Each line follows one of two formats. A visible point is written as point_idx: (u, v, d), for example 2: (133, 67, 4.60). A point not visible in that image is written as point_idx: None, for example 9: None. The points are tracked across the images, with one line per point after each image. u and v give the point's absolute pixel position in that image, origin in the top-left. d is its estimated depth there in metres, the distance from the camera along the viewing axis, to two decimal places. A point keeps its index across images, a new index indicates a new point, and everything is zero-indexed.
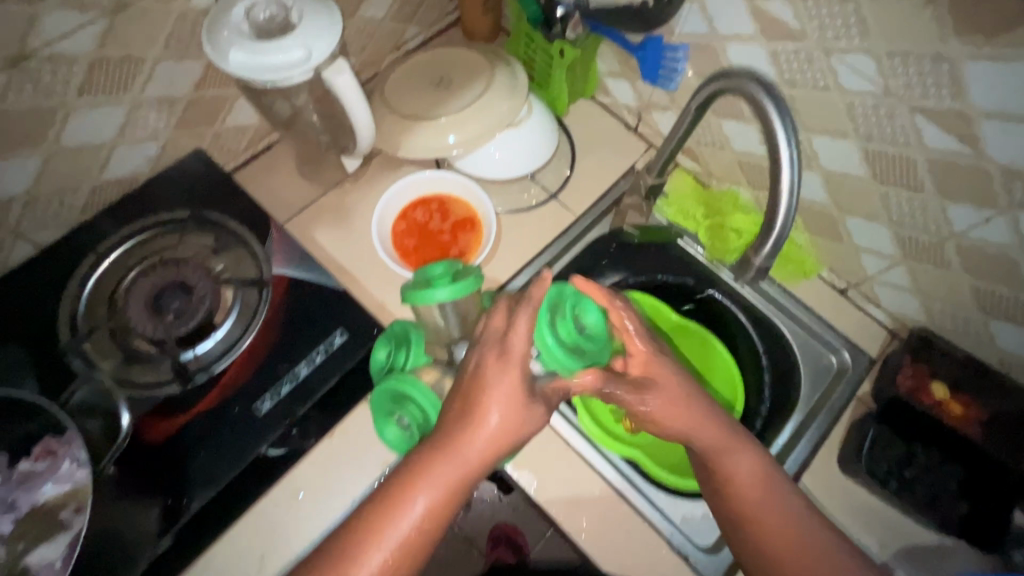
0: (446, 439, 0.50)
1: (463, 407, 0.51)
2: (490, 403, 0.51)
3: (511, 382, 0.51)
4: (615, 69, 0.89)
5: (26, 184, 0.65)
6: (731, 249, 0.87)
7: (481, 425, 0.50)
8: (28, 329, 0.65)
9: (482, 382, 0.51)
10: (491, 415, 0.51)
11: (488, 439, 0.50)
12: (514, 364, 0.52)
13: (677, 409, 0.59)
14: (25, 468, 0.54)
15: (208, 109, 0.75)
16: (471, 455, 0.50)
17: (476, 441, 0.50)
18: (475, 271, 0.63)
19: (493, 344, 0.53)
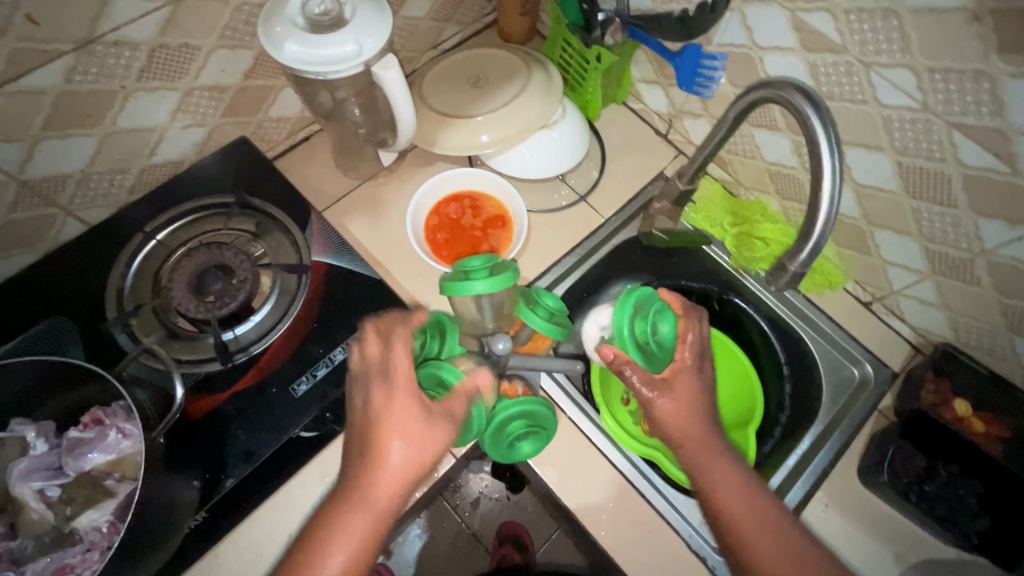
0: (366, 473, 0.54)
1: (369, 446, 0.54)
2: (387, 437, 0.54)
3: (406, 415, 0.54)
4: (649, 75, 0.91)
5: (82, 163, 0.67)
6: (759, 257, 0.88)
7: (384, 463, 0.54)
8: (77, 303, 0.67)
9: (374, 421, 0.55)
10: (392, 449, 0.54)
11: (389, 477, 0.54)
12: (399, 388, 0.55)
13: (679, 414, 0.65)
14: (73, 436, 0.56)
15: (255, 98, 0.77)
16: (383, 496, 0.53)
17: (382, 474, 0.54)
18: (512, 264, 0.64)
19: (376, 376, 0.56)
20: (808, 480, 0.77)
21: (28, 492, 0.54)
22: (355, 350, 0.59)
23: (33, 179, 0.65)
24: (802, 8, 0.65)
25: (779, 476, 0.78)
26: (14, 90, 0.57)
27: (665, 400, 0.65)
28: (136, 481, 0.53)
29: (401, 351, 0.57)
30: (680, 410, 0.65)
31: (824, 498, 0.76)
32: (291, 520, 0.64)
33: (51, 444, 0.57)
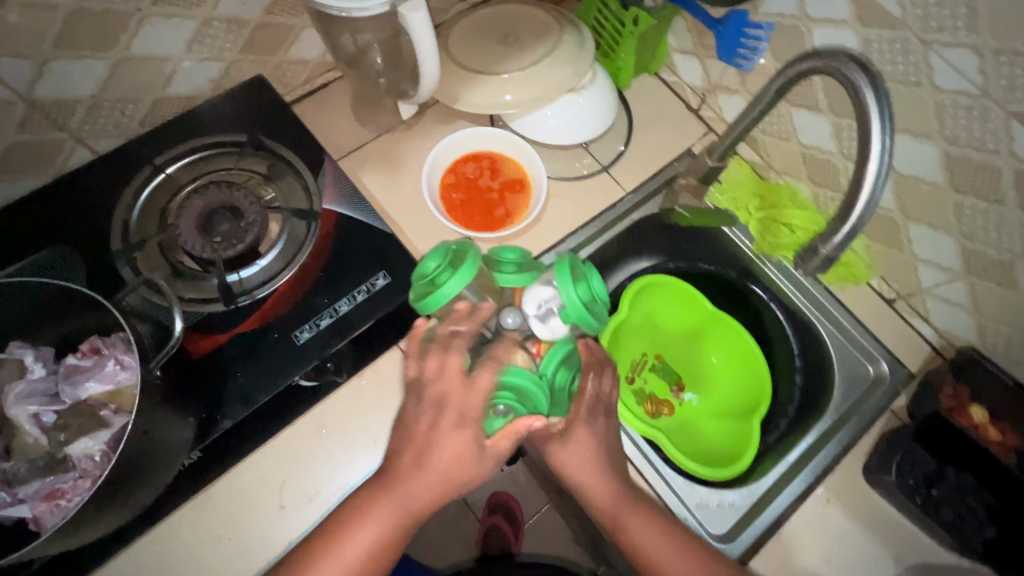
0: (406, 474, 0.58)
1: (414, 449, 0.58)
2: (444, 442, 0.57)
3: (457, 427, 0.57)
4: (687, 46, 0.88)
5: (93, 88, 0.65)
6: (782, 245, 0.85)
7: (436, 462, 0.57)
8: (82, 233, 0.66)
9: (439, 423, 0.57)
10: (443, 453, 0.57)
11: (443, 477, 0.57)
12: (475, 398, 0.56)
13: (580, 467, 0.65)
14: (71, 363, 0.55)
15: (276, 35, 0.74)
16: (427, 492, 0.57)
17: (428, 474, 0.57)
18: (471, 249, 0.59)
19: (455, 385, 0.57)
20: (811, 474, 0.75)
21: (24, 416, 0.53)
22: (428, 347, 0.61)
23: (44, 100, 0.63)
24: None
25: (779, 470, 0.77)
26: (22, 1, 0.55)
27: (578, 456, 0.65)
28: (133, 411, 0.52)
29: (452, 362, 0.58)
30: (585, 458, 0.65)
31: (825, 493, 0.75)
32: (284, 469, 0.64)
33: (49, 370, 0.56)
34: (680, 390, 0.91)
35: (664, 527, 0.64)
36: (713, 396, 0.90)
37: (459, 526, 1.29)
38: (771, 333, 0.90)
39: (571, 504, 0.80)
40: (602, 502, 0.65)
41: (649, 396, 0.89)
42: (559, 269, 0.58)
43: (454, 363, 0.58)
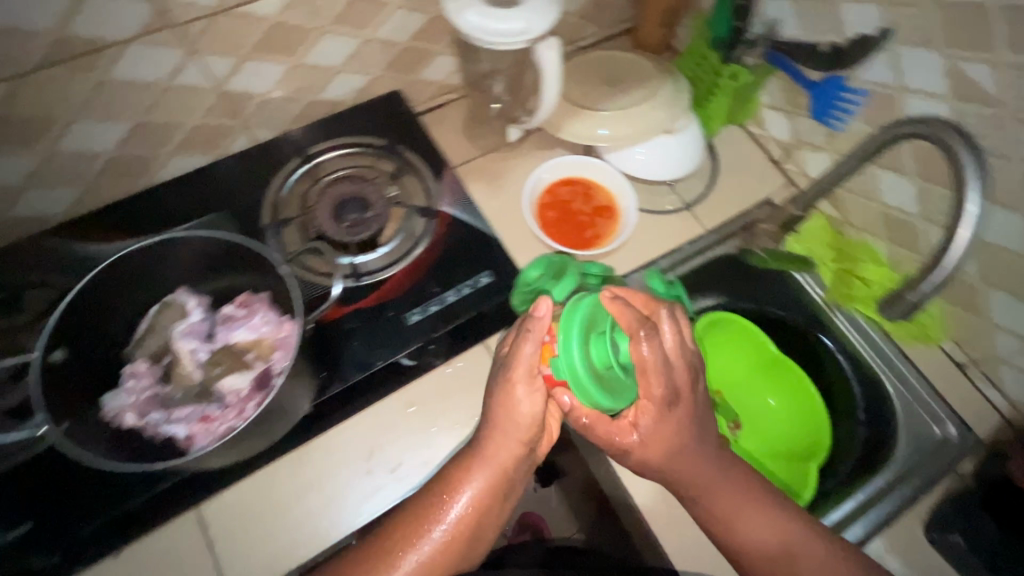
0: (473, 486, 0.59)
1: (481, 473, 0.60)
2: (512, 400, 0.59)
3: (525, 392, 0.59)
4: (778, 103, 0.94)
5: (268, 86, 0.77)
6: (856, 298, 0.87)
7: (512, 419, 0.59)
8: (238, 205, 0.77)
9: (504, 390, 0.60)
10: (519, 408, 0.59)
11: (524, 430, 0.59)
12: (526, 379, 0.58)
13: (658, 452, 0.61)
14: (226, 312, 0.65)
15: (416, 57, 0.85)
16: (508, 447, 0.60)
17: (509, 430, 0.59)
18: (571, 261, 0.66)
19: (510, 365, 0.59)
20: (869, 522, 0.76)
21: (185, 350, 0.62)
22: (506, 378, 0.59)
23: (232, 90, 0.75)
24: (962, 57, 0.66)
25: (840, 511, 0.78)
26: (242, 12, 0.67)
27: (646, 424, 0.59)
28: (282, 355, 0.61)
29: (534, 399, 0.59)
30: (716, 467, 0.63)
31: (882, 545, 0.76)
32: (375, 437, 0.69)
33: (204, 315, 0.65)
34: (737, 425, 0.91)
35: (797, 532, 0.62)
36: (757, 435, 0.91)
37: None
38: (833, 383, 0.92)
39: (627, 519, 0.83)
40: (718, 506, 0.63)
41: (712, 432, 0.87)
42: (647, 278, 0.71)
43: (545, 403, 0.60)
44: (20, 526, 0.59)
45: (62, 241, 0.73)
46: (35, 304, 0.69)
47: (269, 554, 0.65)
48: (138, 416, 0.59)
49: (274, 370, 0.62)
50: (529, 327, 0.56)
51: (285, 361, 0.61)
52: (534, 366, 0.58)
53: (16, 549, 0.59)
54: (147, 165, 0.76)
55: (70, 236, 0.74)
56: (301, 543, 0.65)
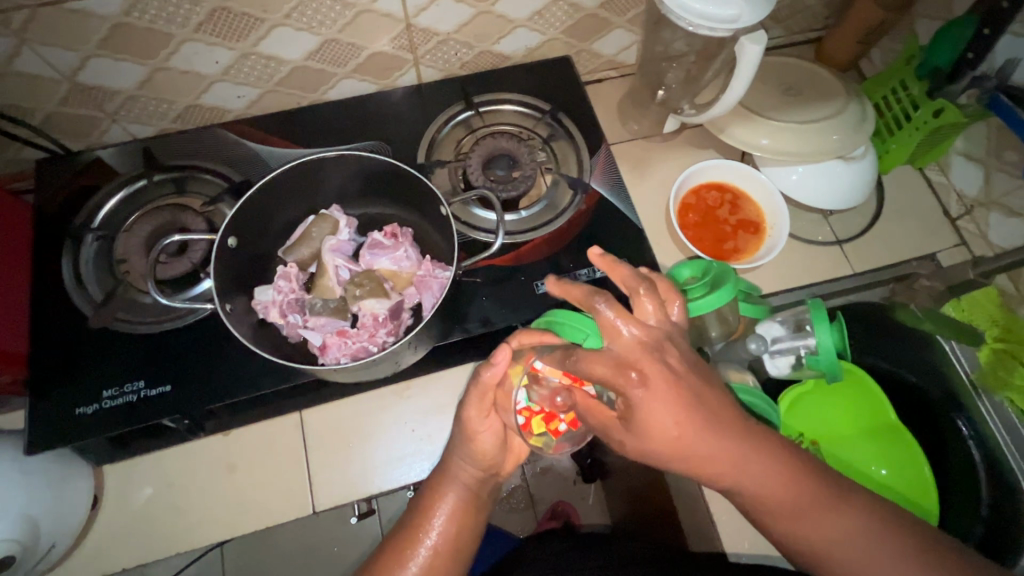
0: (444, 512, 0.59)
1: (451, 491, 0.60)
2: (478, 427, 0.59)
3: (484, 419, 0.59)
4: (975, 151, 0.85)
5: (452, 28, 0.76)
6: (1011, 385, 0.77)
7: (480, 440, 0.60)
8: (395, 138, 0.78)
9: (464, 424, 0.60)
10: (484, 429, 0.59)
11: (492, 449, 0.61)
12: (492, 411, 0.59)
13: (662, 425, 0.47)
14: (374, 238, 0.66)
15: (598, 26, 0.82)
16: (482, 460, 0.61)
17: (478, 449, 0.60)
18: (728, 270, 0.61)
19: (478, 399, 0.58)
20: None
21: (330, 264, 0.65)
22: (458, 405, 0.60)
23: (418, 26, 0.74)
24: None
25: None
26: None
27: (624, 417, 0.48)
28: (432, 295, 0.64)
29: (490, 428, 0.60)
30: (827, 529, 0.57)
31: None
32: None
33: (351, 237, 0.67)
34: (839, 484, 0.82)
35: None
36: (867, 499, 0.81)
37: (521, 518, 1.29)
38: (954, 467, 0.84)
39: (696, 542, 0.80)
40: (774, 504, 0.51)
41: None
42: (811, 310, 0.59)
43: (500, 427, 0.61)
44: (159, 387, 0.62)
45: (233, 135, 0.76)
46: (202, 188, 0.73)
47: (357, 473, 0.69)
48: (280, 315, 0.62)
49: (407, 304, 0.65)
50: (484, 373, 0.56)
51: (432, 303, 0.63)
52: (489, 398, 0.58)
53: (139, 407, 0.61)
54: (321, 81, 0.78)
55: (240, 133, 0.77)
56: (387, 471, 0.69)
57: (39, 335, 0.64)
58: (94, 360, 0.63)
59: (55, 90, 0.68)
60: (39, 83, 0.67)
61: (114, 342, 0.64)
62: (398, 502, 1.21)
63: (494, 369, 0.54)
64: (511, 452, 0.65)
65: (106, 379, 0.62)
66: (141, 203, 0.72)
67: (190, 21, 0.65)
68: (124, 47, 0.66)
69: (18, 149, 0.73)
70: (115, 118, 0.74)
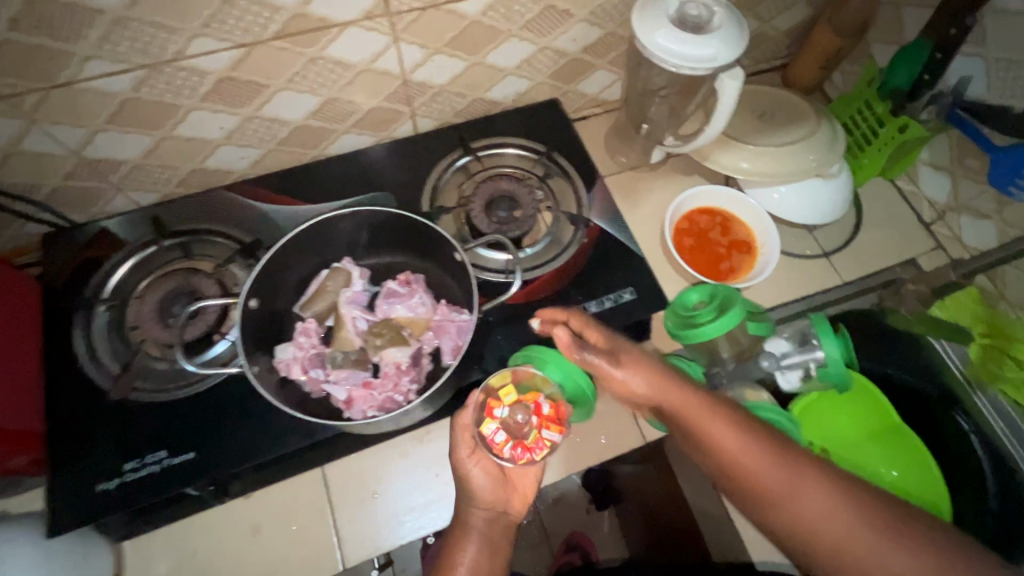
0: (464, 556, 0.62)
1: (467, 540, 0.63)
2: (468, 467, 0.63)
3: (476, 462, 0.63)
4: (941, 161, 0.91)
5: (446, 80, 0.80)
6: (1003, 377, 0.81)
7: (476, 482, 0.64)
8: (399, 187, 0.81)
9: (461, 472, 0.64)
10: (473, 469, 0.63)
11: (491, 485, 0.64)
12: (481, 457, 0.63)
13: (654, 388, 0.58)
14: (389, 287, 0.68)
15: (581, 69, 0.87)
16: (485, 498, 0.64)
17: (475, 492, 0.64)
18: (736, 294, 0.63)
19: (466, 442, 0.63)
20: None
21: (348, 317, 0.65)
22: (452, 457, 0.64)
23: (414, 80, 0.77)
24: None
25: None
26: (448, 9, 0.69)
27: (638, 382, 0.57)
28: (444, 340, 0.65)
29: (482, 468, 0.64)
30: None
31: None
32: None
33: (365, 287, 0.69)
34: None
35: None
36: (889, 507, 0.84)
37: (536, 554, 1.27)
38: (961, 466, 0.86)
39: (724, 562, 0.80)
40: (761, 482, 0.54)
41: None
42: (816, 323, 0.62)
43: (492, 468, 0.64)
44: (183, 455, 0.61)
45: (239, 196, 0.78)
46: (212, 250, 0.74)
47: (385, 523, 0.68)
48: (302, 370, 0.63)
49: (425, 349, 0.66)
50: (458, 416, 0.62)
51: (455, 347, 0.65)
52: (470, 441, 0.62)
53: (163, 477, 0.60)
54: (323, 137, 0.80)
55: (245, 194, 0.78)
56: (414, 520, 0.69)
57: (56, 412, 0.63)
58: (113, 434, 0.62)
59: (61, 165, 0.69)
60: (46, 160, 0.68)
61: (132, 413, 0.63)
62: (411, 550, 1.18)
63: (470, 412, 0.62)
64: (517, 491, 0.67)
65: (127, 451, 0.61)
66: (151, 270, 0.72)
67: (197, 92, 0.67)
68: (132, 120, 0.67)
69: (20, 225, 0.73)
70: (120, 187, 0.75)
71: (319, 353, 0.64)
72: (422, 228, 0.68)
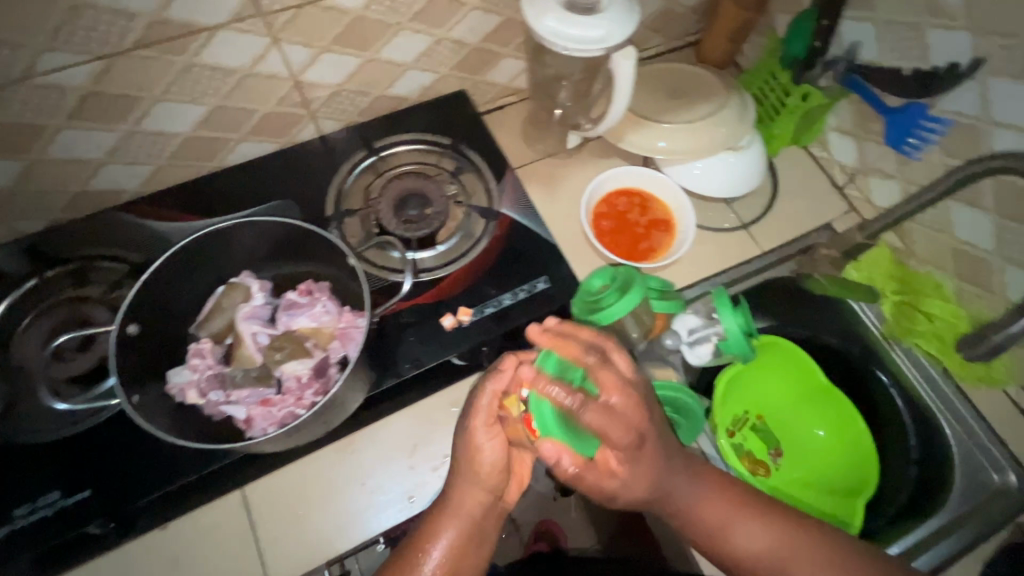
0: (442, 541, 0.58)
1: (451, 526, 0.58)
2: (483, 441, 0.59)
3: (490, 434, 0.59)
4: (846, 126, 0.91)
5: (341, 79, 0.77)
6: (916, 331, 0.84)
7: (482, 461, 0.59)
8: (304, 194, 0.78)
9: (469, 444, 0.59)
10: (485, 446, 0.59)
11: (497, 465, 0.60)
12: (499, 429, 0.59)
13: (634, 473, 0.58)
14: (290, 298, 0.66)
15: (485, 58, 0.85)
16: (487, 478, 0.60)
17: (476, 471, 0.59)
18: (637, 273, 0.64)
19: (489, 411, 0.58)
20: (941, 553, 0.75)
21: (247, 333, 0.64)
22: (461, 423, 0.61)
23: (306, 82, 0.74)
24: None
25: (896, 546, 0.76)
26: (325, 6, 0.66)
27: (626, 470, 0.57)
28: (347, 348, 0.64)
29: (494, 445, 0.60)
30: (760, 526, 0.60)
31: None
32: (419, 431, 0.71)
33: (267, 300, 0.67)
34: (778, 454, 0.88)
35: None
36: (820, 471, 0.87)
37: None
38: (886, 421, 0.89)
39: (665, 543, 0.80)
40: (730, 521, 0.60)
41: (747, 453, 0.85)
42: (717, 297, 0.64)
43: (504, 448, 0.60)
44: (78, 494, 0.59)
45: (130, 217, 0.74)
46: (102, 275, 0.70)
47: (306, 542, 0.66)
48: (199, 395, 0.61)
49: (332, 358, 0.64)
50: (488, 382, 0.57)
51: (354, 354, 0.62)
52: (495, 409, 0.58)
53: (58, 518, 0.58)
54: (218, 148, 0.77)
55: (137, 213, 0.74)
56: (335, 535, 0.66)
57: None
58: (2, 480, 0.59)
59: None
60: None
61: (20, 457, 0.60)
62: None
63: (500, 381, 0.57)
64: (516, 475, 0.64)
65: (16, 497, 0.59)
66: (35, 304, 0.68)
67: (62, 110, 0.63)
68: None
69: None
70: None
71: (219, 373, 0.62)
72: (316, 235, 0.66)
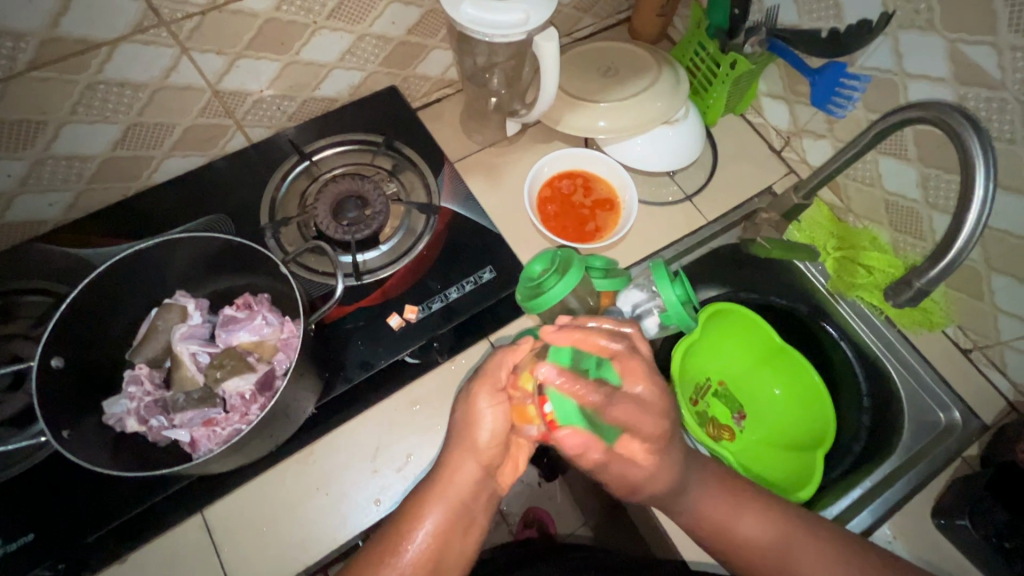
0: (428, 523, 0.58)
1: (436, 507, 0.58)
2: (484, 408, 0.60)
3: (494, 404, 0.60)
4: (776, 90, 0.93)
5: (263, 85, 0.75)
6: (859, 285, 0.87)
7: (484, 430, 0.60)
8: (237, 206, 0.76)
9: (472, 411, 0.60)
10: (486, 414, 0.60)
11: (496, 438, 0.61)
12: (504, 398, 0.60)
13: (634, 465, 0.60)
14: (227, 313, 0.64)
15: (412, 52, 0.83)
16: (485, 448, 0.61)
17: (474, 440, 0.60)
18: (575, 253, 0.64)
19: (494, 377, 0.60)
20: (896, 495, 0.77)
21: (185, 353, 0.62)
22: (467, 393, 0.62)
23: (225, 91, 0.72)
24: (964, 39, 0.66)
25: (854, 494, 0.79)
26: (233, 10, 0.64)
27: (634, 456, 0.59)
28: (286, 358, 0.62)
29: (498, 414, 0.60)
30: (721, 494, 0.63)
31: (891, 531, 0.76)
32: (378, 433, 0.69)
33: (204, 318, 0.65)
34: (742, 417, 0.91)
35: (818, 539, 0.61)
36: (780, 429, 0.89)
37: None
38: (839, 378, 0.90)
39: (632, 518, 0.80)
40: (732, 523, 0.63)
41: (710, 419, 0.89)
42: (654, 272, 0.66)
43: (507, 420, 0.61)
44: (20, 539, 0.59)
45: (52, 247, 0.71)
46: (29, 311, 0.68)
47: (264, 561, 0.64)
48: (140, 422, 0.59)
49: (278, 371, 0.63)
50: (503, 357, 0.60)
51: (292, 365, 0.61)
52: (505, 384, 0.60)
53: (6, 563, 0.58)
54: (140, 167, 0.74)
55: (59, 243, 0.71)
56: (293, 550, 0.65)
57: None
58: None
59: None
60: None
61: None
62: None
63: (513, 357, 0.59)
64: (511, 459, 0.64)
65: None
66: None
67: None
68: None
69: None
70: None
71: (161, 398, 0.61)
72: (243, 247, 0.63)
